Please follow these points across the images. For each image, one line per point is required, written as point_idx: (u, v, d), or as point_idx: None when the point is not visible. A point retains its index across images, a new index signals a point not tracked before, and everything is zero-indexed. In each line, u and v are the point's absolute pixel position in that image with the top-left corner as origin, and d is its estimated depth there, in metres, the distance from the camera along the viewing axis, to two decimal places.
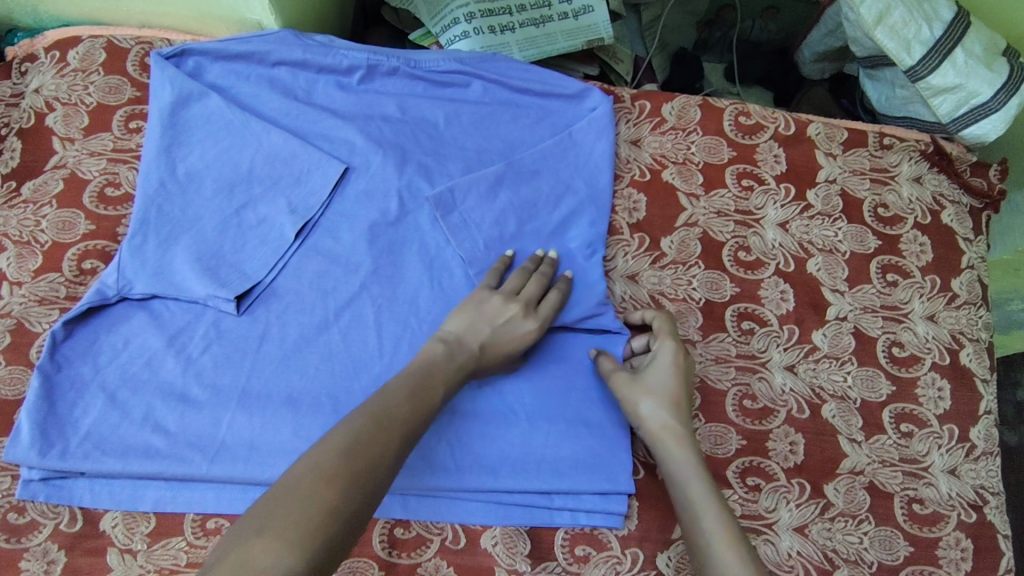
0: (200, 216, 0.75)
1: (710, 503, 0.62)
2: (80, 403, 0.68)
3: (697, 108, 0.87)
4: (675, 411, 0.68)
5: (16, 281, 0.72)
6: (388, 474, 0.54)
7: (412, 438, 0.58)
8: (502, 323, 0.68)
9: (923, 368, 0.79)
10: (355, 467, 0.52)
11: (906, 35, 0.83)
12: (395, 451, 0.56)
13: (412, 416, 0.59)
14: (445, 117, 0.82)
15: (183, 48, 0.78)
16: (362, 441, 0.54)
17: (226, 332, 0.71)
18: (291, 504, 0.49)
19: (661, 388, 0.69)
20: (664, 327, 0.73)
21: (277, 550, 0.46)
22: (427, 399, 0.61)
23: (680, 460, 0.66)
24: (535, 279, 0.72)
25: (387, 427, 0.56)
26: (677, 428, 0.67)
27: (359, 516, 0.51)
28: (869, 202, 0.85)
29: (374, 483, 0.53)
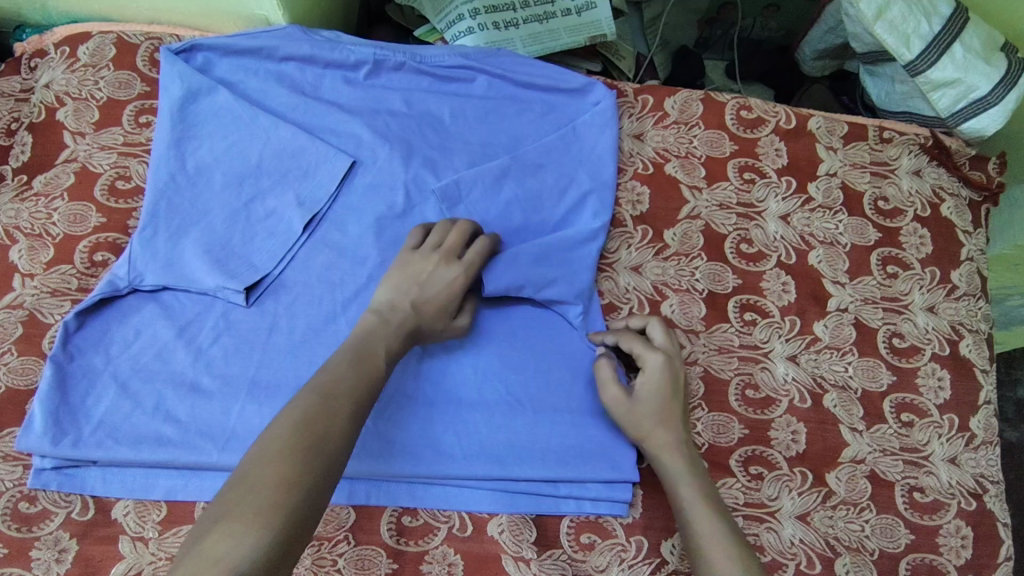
0: (209, 209, 0.76)
1: (703, 510, 0.63)
2: (93, 392, 0.69)
3: (699, 102, 0.88)
4: (665, 426, 0.68)
5: (28, 273, 0.73)
6: (346, 441, 0.55)
7: (364, 402, 0.59)
8: (426, 278, 0.69)
9: (923, 359, 0.80)
10: (306, 442, 0.53)
11: (905, 30, 0.84)
12: (347, 419, 0.56)
13: (360, 385, 0.59)
14: (450, 111, 0.83)
15: (193, 43, 0.79)
16: (310, 418, 0.54)
17: (236, 323, 0.72)
18: (247, 484, 0.50)
19: (648, 411, 0.69)
20: (641, 347, 0.72)
21: (240, 529, 0.46)
22: (370, 366, 0.61)
23: (674, 470, 0.67)
24: (454, 234, 0.72)
25: (336, 398, 0.57)
26: (671, 446, 0.68)
27: (322, 483, 0.52)
28: (869, 195, 0.86)
29: (331, 451, 0.53)
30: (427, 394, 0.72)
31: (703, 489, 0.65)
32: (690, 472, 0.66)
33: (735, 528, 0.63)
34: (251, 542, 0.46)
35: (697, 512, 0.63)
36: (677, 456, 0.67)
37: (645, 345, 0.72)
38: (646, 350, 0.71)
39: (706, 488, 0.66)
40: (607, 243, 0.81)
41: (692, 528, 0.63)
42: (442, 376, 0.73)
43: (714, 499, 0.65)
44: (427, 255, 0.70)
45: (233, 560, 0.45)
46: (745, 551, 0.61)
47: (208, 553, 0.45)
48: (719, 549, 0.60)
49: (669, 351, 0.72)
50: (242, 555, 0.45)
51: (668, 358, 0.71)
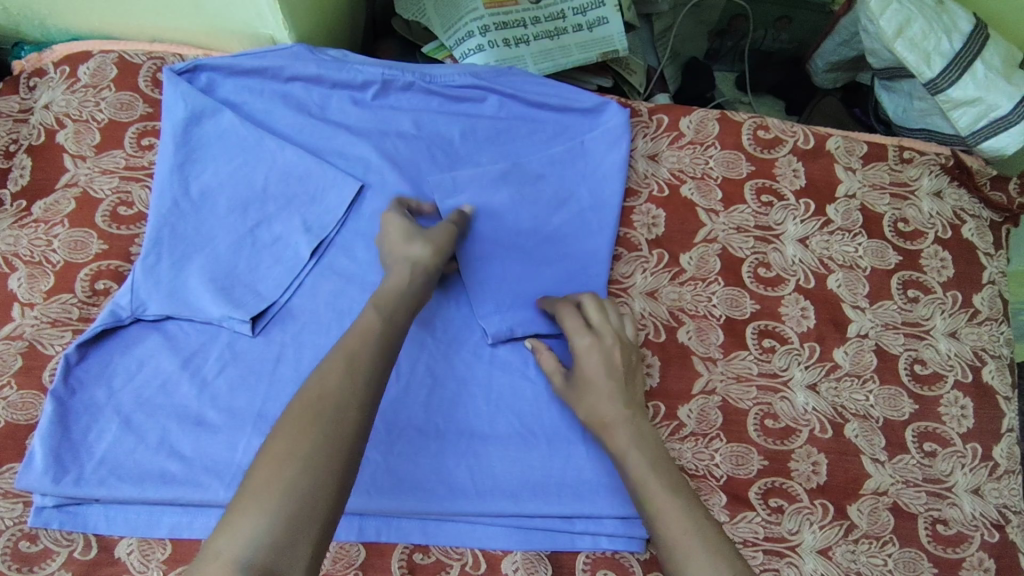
0: (214, 236, 0.74)
1: (654, 484, 0.60)
2: (95, 427, 0.67)
3: (715, 122, 0.86)
4: (606, 407, 0.65)
5: (27, 303, 0.71)
6: (348, 399, 0.53)
7: (363, 362, 0.56)
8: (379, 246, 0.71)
9: (946, 387, 0.78)
10: (296, 421, 0.51)
11: (926, 47, 0.84)
12: (342, 380, 0.54)
13: (363, 344, 0.57)
14: (460, 132, 0.81)
15: (195, 63, 0.77)
16: (305, 398, 0.52)
17: (241, 353, 0.70)
18: (253, 472, 0.48)
19: (590, 393, 0.66)
20: (572, 324, 0.69)
21: (240, 522, 0.45)
22: (365, 334, 0.58)
23: (624, 453, 0.63)
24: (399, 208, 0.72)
25: (328, 368, 0.54)
26: (616, 424, 0.65)
27: (327, 448, 0.49)
28: (889, 217, 0.84)
29: (328, 417, 0.51)
30: (438, 426, 0.70)
31: (654, 463, 0.62)
32: (641, 449, 0.63)
33: (693, 501, 0.59)
34: (253, 527, 0.45)
35: (652, 492, 0.60)
36: (626, 434, 0.64)
37: (577, 321, 0.69)
38: (574, 330, 0.68)
39: (659, 463, 0.62)
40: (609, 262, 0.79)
41: (648, 514, 0.59)
42: (454, 409, 0.71)
43: (669, 474, 0.62)
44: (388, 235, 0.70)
45: (235, 551, 0.43)
46: (707, 527, 0.57)
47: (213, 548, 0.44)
48: (679, 530, 0.56)
49: (601, 327, 0.68)
50: (242, 546, 0.43)
51: (598, 339, 0.67)
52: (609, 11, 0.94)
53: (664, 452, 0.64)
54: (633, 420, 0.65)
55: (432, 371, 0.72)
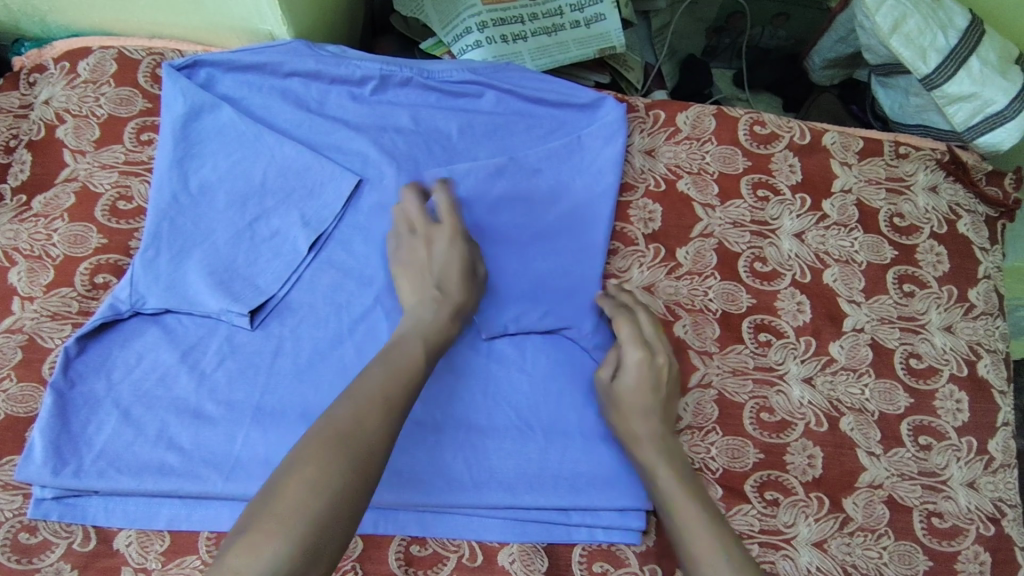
0: (213, 230, 0.74)
1: (683, 493, 0.63)
2: (95, 419, 0.67)
3: (711, 117, 0.86)
4: (644, 418, 0.68)
5: (27, 296, 0.71)
6: (376, 432, 0.55)
7: (398, 400, 0.58)
8: (427, 262, 0.70)
9: (941, 380, 0.78)
10: (335, 448, 0.52)
11: (922, 42, 0.84)
12: (381, 415, 0.56)
13: (390, 374, 0.59)
14: (458, 128, 0.81)
15: (195, 59, 0.78)
16: (341, 423, 0.54)
17: (240, 347, 0.71)
18: (280, 488, 0.50)
19: (631, 400, 0.68)
20: (625, 334, 0.71)
21: (261, 541, 0.47)
22: (403, 367, 0.61)
23: (653, 464, 0.66)
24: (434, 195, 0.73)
25: (368, 398, 0.56)
26: (647, 439, 0.67)
27: (354, 481, 0.52)
28: (885, 212, 0.84)
29: (361, 452, 0.53)
30: (436, 419, 0.70)
31: (682, 476, 0.65)
32: (668, 462, 0.66)
33: (718, 517, 0.61)
34: (273, 550, 0.47)
35: (679, 503, 0.62)
36: (655, 446, 0.66)
37: (631, 334, 0.71)
38: (626, 342, 0.71)
39: (686, 478, 0.65)
40: (605, 258, 0.79)
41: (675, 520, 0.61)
42: (451, 401, 0.71)
43: (693, 485, 0.64)
44: (421, 234, 0.71)
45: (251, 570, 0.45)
46: (729, 537, 0.59)
47: (229, 563, 0.46)
48: (702, 545, 0.58)
49: (654, 342, 0.71)
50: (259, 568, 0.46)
51: (648, 355, 0.70)
52: (606, 8, 0.94)
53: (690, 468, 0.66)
54: (664, 436, 0.68)
55: None
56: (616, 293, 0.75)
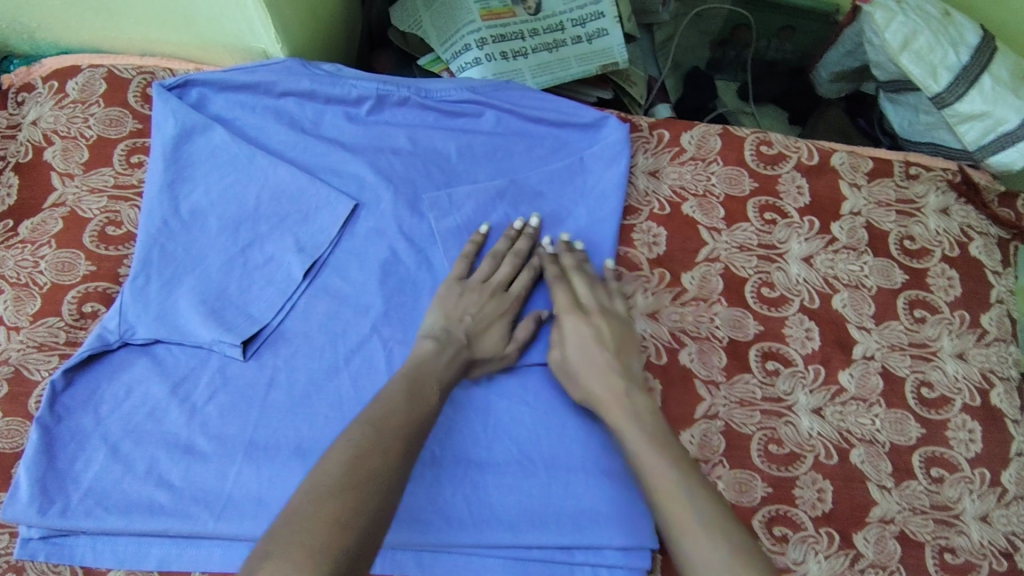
0: (204, 255, 0.72)
1: (648, 447, 0.61)
2: (82, 456, 0.65)
3: (717, 137, 0.84)
4: (597, 379, 0.67)
5: (13, 326, 0.69)
6: (400, 476, 0.55)
7: (416, 438, 0.58)
8: (480, 306, 0.71)
9: (953, 410, 0.76)
10: (362, 476, 0.52)
11: (932, 60, 0.82)
12: (401, 448, 0.56)
13: (410, 415, 0.59)
14: (457, 149, 0.79)
15: (186, 78, 0.76)
16: (365, 450, 0.54)
17: (232, 379, 0.69)
18: (308, 511, 0.48)
19: (579, 365, 0.68)
20: (563, 303, 0.72)
21: (296, 563, 0.44)
22: (423, 398, 0.62)
23: (618, 421, 0.64)
24: (508, 258, 0.74)
25: (391, 430, 0.57)
26: (609, 397, 0.66)
27: (377, 528, 0.50)
28: (895, 235, 0.82)
29: (384, 485, 0.52)
30: (435, 454, 0.69)
31: (649, 431, 0.62)
32: (633, 416, 0.64)
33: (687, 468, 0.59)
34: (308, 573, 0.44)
35: (645, 461, 0.60)
36: (616, 402, 0.65)
37: (568, 300, 0.72)
38: (564, 310, 0.72)
39: (652, 431, 0.62)
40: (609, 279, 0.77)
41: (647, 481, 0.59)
42: (451, 435, 0.69)
43: (664, 438, 0.62)
44: (485, 283, 0.73)
45: None
46: (699, 490, 0.57)
47: None
48: (672, 501, 0.56)
49: (589, 306, 0.72)
50: None
51: (584, 316, 0.71)
52: (609, 22, 0.92)
53: (658, 418, 0.64)
54: (624, 393, 0.66)
55: None
56: (557, 255, 0.76)
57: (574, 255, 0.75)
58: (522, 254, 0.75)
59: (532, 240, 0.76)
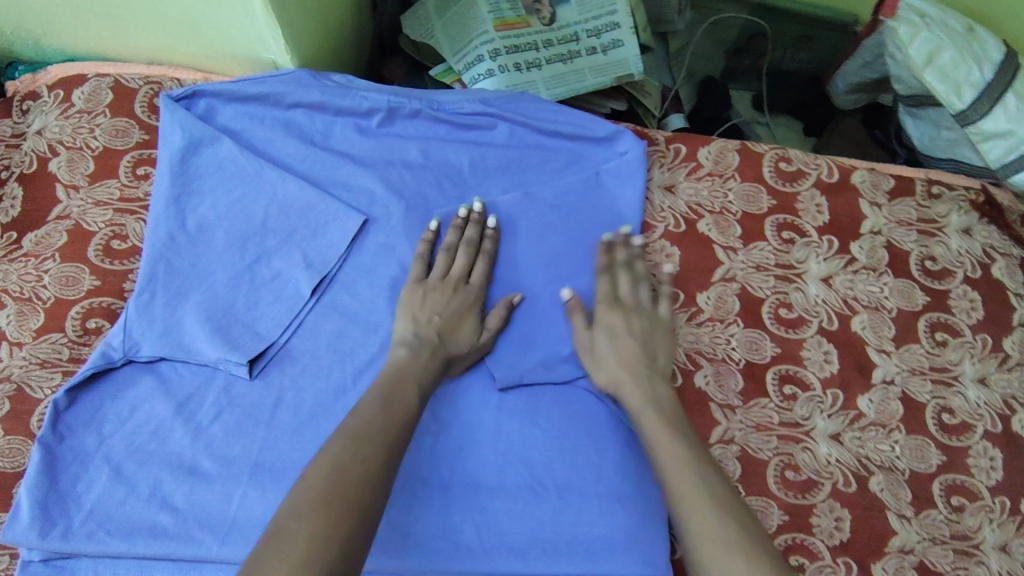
0: (210, 271, 0.71)
1: (668, 434, 0.63)
2: (84, 477, 0.63)
3: (735, 153, 0.83)
4: (622, 364, 0.68)
5: (16, 342, 0.68)
6: (378, 487, 0.54)
7: (395, 446, 0.58)
8: (443, 306, 0.69)
9: (974, 437, 0.74)
10: (339, 491, 0.51)
11: (957, 76, 0.80)
12: (379, 459, 0.55)
13: (388, 425, 0.59)
14: (469, 162, 0.77)
15: (194, 88, 0.75)
16: (342, 463, 0.53)
17: (238, 398, 0.67)
18: (282, 531, 0.48)
19: (602, 348, 0.70)
20: (603, 290, 0.73)
21: None
22: (401, 405, 0.61)
23: (637, 406, 0.66)
24: (462, 249, 0.72)
25: (367, 441, 0.56)
26: (632, 382, 0.67)
27: (359, 540, 0.50)
28: (916, 255, 0.80)
29: (361, 499, 0.52)
30: (444, 477, 0.67)
31: (670, 421, 0.64)
32: (655, 405, 0.65)
33: (705, 458, 0.61)
34: None
35: (663, 448, 0.62)
36: (640, 388, 0.67)
37: (607, 290, 0.73)
38: (602, 300, 0.73)
39: (673, 421, 0.64)
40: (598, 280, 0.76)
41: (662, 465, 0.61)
42: (461, 458, 0.68)
43: (683, 429, 0.64)
44: (443, 280, 0.71)
45: None
46: (715, 479, 0.59)
47: None
48: (685, 484, 0.58)
49: (629, 300, 0.73)
50: None
51: (615, 306, 0.72)
52: (624, 33, 0.91)
53: (679, 409, 0.66)
54: (648, 381, 0.67)
55: (437, 417, 0.69)
56: (613, 245, 0.75)
57: (628, 249, 0.75)
58: (473, 243, 0.73)
59: (480, 227, 0.74)
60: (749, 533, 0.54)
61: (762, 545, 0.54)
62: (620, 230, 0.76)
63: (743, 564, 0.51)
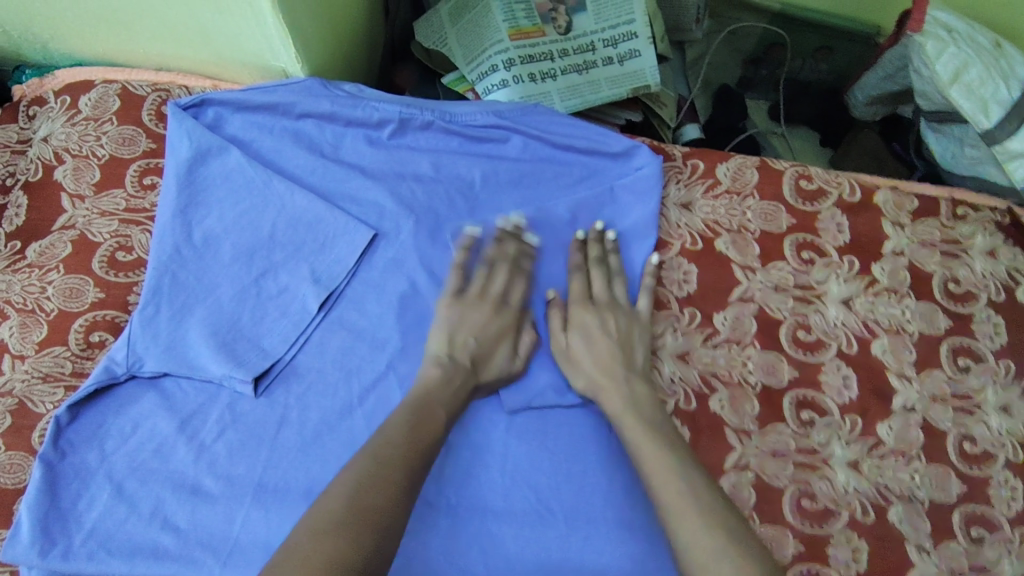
0: (215, 285, 0.69)
1: (644, 436, 0.62)
2: (85, 495, 0.62)
3: (754, 170, 0.81)
4: (598, 367, 0.68)
5: (18, 355, 0.67)
6: (399, 512, 0.52)
7: (417, 471, 0.56)
8: (483, 327, 0.69)
9: (995, 467, 0.72)
10: (361, 513, 0.50)
11: (983, 94, 0.78)
12: (401, 482, 0.54)
13: (413, 448, 0.57)
14: (481, 176, 0.76)
15: (203, 97, 0.73)
16: (364, 485, 0.52)
17: (242, 416, 0.66)
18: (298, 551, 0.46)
19: (579, 353, 0.69)
20: (576, 292, 0.73)
21: None
22: (428, 428, 0.60)
23: (615, 409, 0.65)
24: (502, 265, 0.72)
25: (391, 463, 0.55)
26: (608, 385, 0.67)
27: (374, 571, 0.47)
28: (939, 277, 0.78)
29: (381, 522, 0.50)
30: (451, 500, 0.66)
31: (646, 421, 0.64)
32: (631, 407, 0.65)
33: (684, 456, 0.60)
34: None
35: (642, 452, 0.61)
36: (614, 390, 0.66)
37: (581, 289, 0.73)
38: (575, 299, 0.72)
39: (651, 421, 0.64)
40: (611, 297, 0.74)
41: (643, 468, 0.60)
42: (469, 480, 0.67)
43: (660, 428, 0.63)
44: (481, 296, 0.71)
45: None
46: (694, 476, 0.58)
47: None
48: (666, 485, 0.58)
49: (603, 298, 0.72)
50: None
51: (585, 304, 0.72)
52: (642, 43, 0.89)
53: (658, 408, 0.66)
54: (624, 382, 0.67)
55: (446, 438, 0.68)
56: (587, 241, 0.75)
57: (602, 245, 0.74)
58: (514, 259, 0.72)
59: (520, 244, 0.73)
60: (734, 531, 0.53)
61: (764, 560, 0.52)
62: (595, 226, 0.75)
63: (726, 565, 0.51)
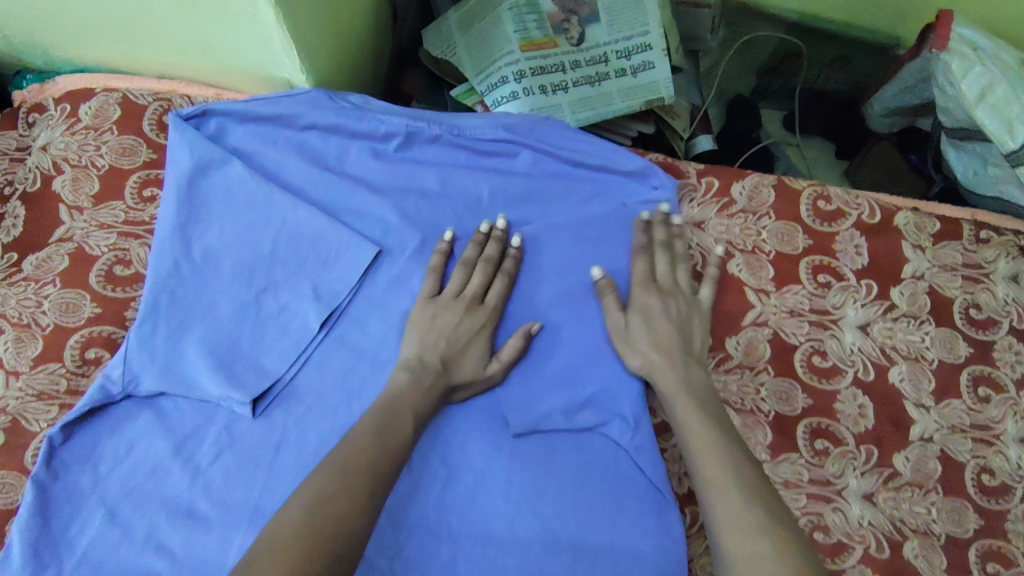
0: (214, 303, 0.67)
1: (696, 418, 0.62)
2: (77, 518, 0.61)
3: (770, 188, 0.78)
4: (656, 346, 0.67)
5: (12, 371, 0.65)
6: (360, 525, 0.50)
7: (381, 482, 0.54)
8: (454, 330, 0.66)
9: (1014, 500, 0.69)
10: (317, 527, 0.47)
11: (1009, 113, 0.75)
12: (364, 494, 0.51)
13: (378, 460, 0.55)
14: (489, 191, 0.74)
15: (205, 108, 0.71)
16: (324, 497, 0.49)
17: (239, 438, 0.64)
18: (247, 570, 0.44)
19: (637, 332, 0.68)
20: (639, 271, 0.71)
21: None
22: (394, 439, 0.58)
23: (669, 388, 0.65)
24: (479, 266, 0.69)
25: (352, 474, 0.52)
26: (666, 364, 0.66)
27: None
28: (960, 302, 0.75)
29: (339, 538, 0.47)
30: (451, 527, 0.64)
31: (699, 404, 0.63)
32: (687, 389, 0.64)
33: (734, 441, 0.60)
34: None
35: (693, 433, 0.61)
36: (673, 369, 0.66)
37: (643, 270, 0.71)
38: (638, 281, 0.71)
39: (704, 404, 0.64)
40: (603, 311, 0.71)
41: (691, 447, 0.60)
42: (471, 506, 0.65)
43: (712, 412, 0.63)
44: (457, 297, 0.68)
45: None
46: (742, 461, 0.58)
47: None
48: (712, 467, 0.57)
49: (665, 280, 0.71)
50: None
51: (647, 283, 0.70)
52: (656, 55, 0.86)
53: (712, 393, 0.65)
54: (682, 365, 0.66)
55: (449, 462, 0.66)
56: (651, 222, 0.73)
57: (661, 230, 0.73)
58: (494, 261, 0.70)
59: (500, 245, 0.70)
60: (778, 518, 0.53)
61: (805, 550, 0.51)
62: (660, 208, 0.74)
63: (769, 549, 0.50)
